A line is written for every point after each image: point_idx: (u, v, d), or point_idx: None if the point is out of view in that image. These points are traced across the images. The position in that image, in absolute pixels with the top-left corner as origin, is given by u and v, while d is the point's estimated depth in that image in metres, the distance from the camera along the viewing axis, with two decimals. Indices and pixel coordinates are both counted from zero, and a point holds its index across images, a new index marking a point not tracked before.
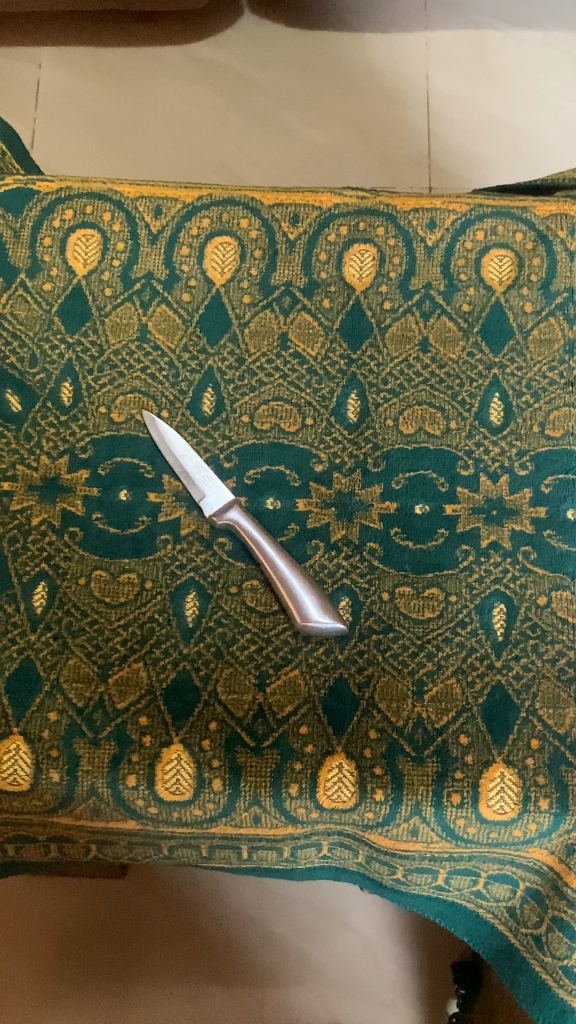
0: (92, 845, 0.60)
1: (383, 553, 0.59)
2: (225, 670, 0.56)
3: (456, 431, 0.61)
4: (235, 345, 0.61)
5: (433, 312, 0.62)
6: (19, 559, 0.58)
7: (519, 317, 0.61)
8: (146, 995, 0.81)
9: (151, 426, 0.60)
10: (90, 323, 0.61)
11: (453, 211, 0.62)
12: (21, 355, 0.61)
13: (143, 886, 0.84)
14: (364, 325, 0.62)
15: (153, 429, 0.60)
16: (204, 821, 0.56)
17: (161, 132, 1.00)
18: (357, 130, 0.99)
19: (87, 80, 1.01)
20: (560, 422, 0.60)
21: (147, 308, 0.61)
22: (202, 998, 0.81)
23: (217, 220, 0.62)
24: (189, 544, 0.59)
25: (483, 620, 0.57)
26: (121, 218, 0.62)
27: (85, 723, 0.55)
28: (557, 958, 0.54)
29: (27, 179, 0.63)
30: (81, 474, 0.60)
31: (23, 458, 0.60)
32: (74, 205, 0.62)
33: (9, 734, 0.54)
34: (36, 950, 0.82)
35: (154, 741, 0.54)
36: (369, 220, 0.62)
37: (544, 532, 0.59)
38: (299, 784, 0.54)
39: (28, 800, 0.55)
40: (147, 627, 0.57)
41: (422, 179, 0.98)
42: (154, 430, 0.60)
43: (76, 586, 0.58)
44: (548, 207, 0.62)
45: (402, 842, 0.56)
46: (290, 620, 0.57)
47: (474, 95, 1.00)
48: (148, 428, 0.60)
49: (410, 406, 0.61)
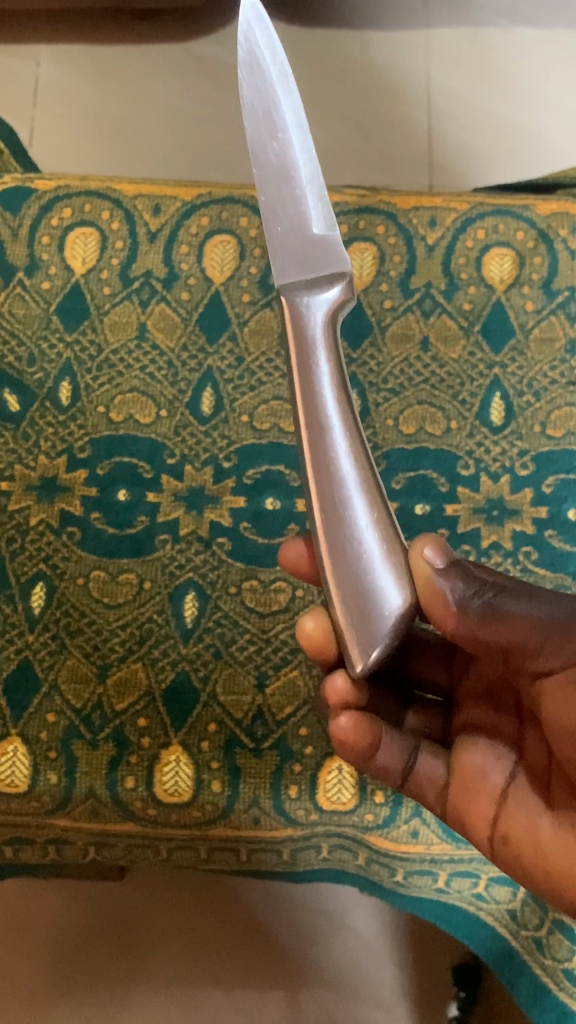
0: (90, 846, 0.58)
1: None
2: (224, 671, 0.56)
3: (456, 430, 0.60)
4: (235, 344, 0.61)
5: (433, 311, 0.61)
6: (17, 559, 0.58)
7: (520, 316, 0.61)
8: (144, 997, 0.80)
9: (306, 316, 0.43)
10: (89, 322, 0.61)
11: (454, 209, 0.62)
12: (19, 355, 0.61)
13: (140, 886, 0.84)
14: (364, 324, 0.61)
15: (310, 326, 0.43)
16: (204, 823, 0.55)
17: (160, 131, 1.00)
18: (356, 128, 0.99)
19: (87, 80, 1.01)
20: (561, 422, 0.60)
21: (146, 307, 0.61)
22: (199, 999, 0.79)
23: (216, 219, 0.62)
24: (189, 544, 0.59)
25: None
26: (120, 217, 0.62)
27: (83, 723, 0.55)
28: (558, 960, 0.54)
29: (25, 178, 0.62)
30: (79, 473, 0.60)
31: (21, 457, 0.60)
32: (73, 204, 0.62)
33: (7, 735, 0.55)
34: (34, 950, 0.82)
35: (152, 742, 0.55)
36: (369, 219, 0.62)
37: (546, 533, 0.59)
38: (298, 784, 0.54)
39: (26, 801, 0.55)
40: (146, 627, 0.57)
41: (422, 178, 0.98)
42: (291, 323, 0.43)
43: (73, 585, 0.58)
44: (549, 206, 0.62)
45: (402, 844, 0.55)
46: (355, 552, 0.39)
47: (477, 94, 1.00)
48: (284, 313, 0.43)
49: (410, 406, 0.61)
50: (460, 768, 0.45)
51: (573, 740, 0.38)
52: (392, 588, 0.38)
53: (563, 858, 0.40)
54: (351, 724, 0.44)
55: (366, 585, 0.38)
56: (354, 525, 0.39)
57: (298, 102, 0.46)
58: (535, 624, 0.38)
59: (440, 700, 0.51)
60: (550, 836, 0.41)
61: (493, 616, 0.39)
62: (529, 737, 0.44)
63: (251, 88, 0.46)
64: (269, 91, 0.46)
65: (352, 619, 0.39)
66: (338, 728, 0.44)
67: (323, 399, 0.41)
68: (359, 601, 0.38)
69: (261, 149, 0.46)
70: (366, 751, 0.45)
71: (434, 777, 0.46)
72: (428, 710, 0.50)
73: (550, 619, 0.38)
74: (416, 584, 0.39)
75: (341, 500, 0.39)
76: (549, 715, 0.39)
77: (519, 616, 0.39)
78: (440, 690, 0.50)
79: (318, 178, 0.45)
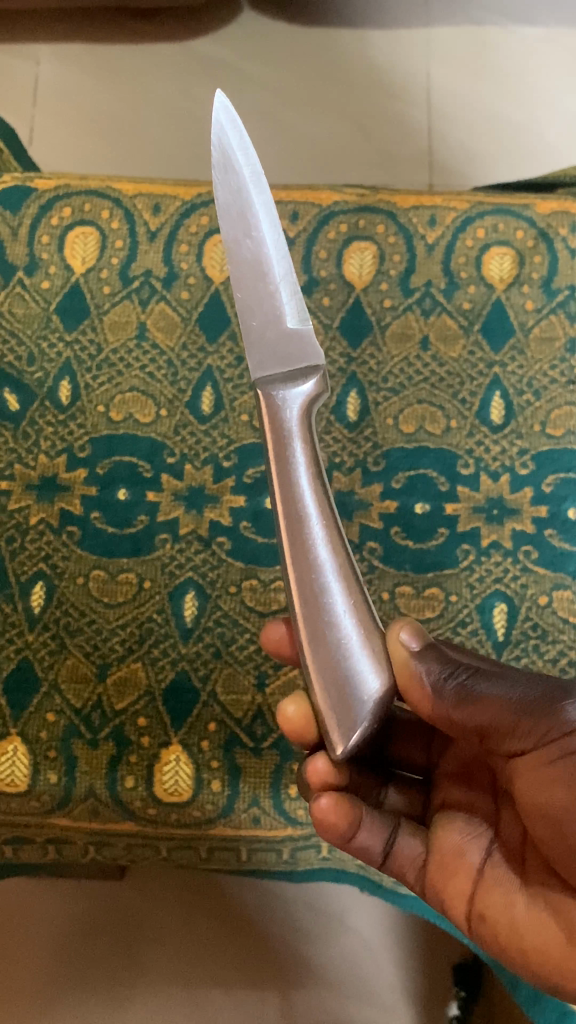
0: (90, 845, 0.57)
1: (383, 553, 0.59)
2: (224, 670, 0.56)
3: (456, 430, 0.60)
4: (235, 344, 0.61)
5: (433, 311, 0.61)
6: (17, 559, 0.58)
7: (520, 316, 0.61)
8: (144, 997, 0.80)
9: (283, 405, 0.41)
10: (88, 322, 0.61)
11: (454, 209, 0.62)
12: (19, 354, 0.61)
13: (141, 886, 0.84)
14: (364, 324, 0.61)
15: (286, 418, 0.41)
16: (204, 823, 0.55)
17: (160, 131, 1.00)
18: (356, 128, 0.99)
19: (87, 80, 1.01)
20: (561, 421, 0.60)
21: (146, 307, 0.61)
22: (200, 998, 0.79)
23: (216, 218, 0.62)
24: (188, 544, 0.58)
25: (483, 620, 0.57)
26: (119, 216, 0.62)
27: (83, 723, 0.55)
28: None
29: (25, 178, 0.62)
30: (79, 473, 0.59)
31: (21, 457, 0.60)
32: (73, 204, 0.62)
33: (7, 735, 0.55)
34: (35, 950, 0.82)
35: (152, 741, 0.55)
36: (369, 218, 0.62)
37: (545, 532, 0.59)
38: (298, 785, 0.55)
39: (26, 801, 0.55)
40: (146, 626, 0.57)
41: (423, 178, 0.98)
42: (266, 403, 0.41)
43: (73, 585, 0.58)
44: (549, 205, 0.62)
45: None
46: (334, 640, 0.38)
47: (477, 93, 1.00)
48: (260, 403, 0.42)
49: (410, 405, 0.61)
50: (439, 847, 0.45)
51: (544, 816, 0.38)
52: (371, 675, 0.38)
53: (537, 937, 0.39)
54: (332, 805, 0.43)
55: (345, 674, 0.38)
56: (332, 614, 0.38)
57: (271, 197, 0.46)
58: (509, 704, 0.38)
59: (419, 778, 0.50)
60: (524, 914, 0.40)
61: (469, 700, 0.39)
62: (506, 817, 0.44)
63: (223, 187, 0.45)
64: (242, 188, 0.45)
65: (332, 708, 0.38)
66: (319, 809, 0.44)
67: (299, 484, 0.39)
68: (339, 690, 0.38)
69: (234, 246, 0.45)
70: (347, 835, 0.44)
71: (414, 857, 0.46)
72: (409, 787, 0.50)
73: (525, 700, 0.38)
74: (394, 665, 0.40)
75: (321, 586, 0.38)
76: (522, 796, 0.39)
77: (493, 697, 0.39)
78: (419, 769, 0.50)
79: (292, 275, 0.45)
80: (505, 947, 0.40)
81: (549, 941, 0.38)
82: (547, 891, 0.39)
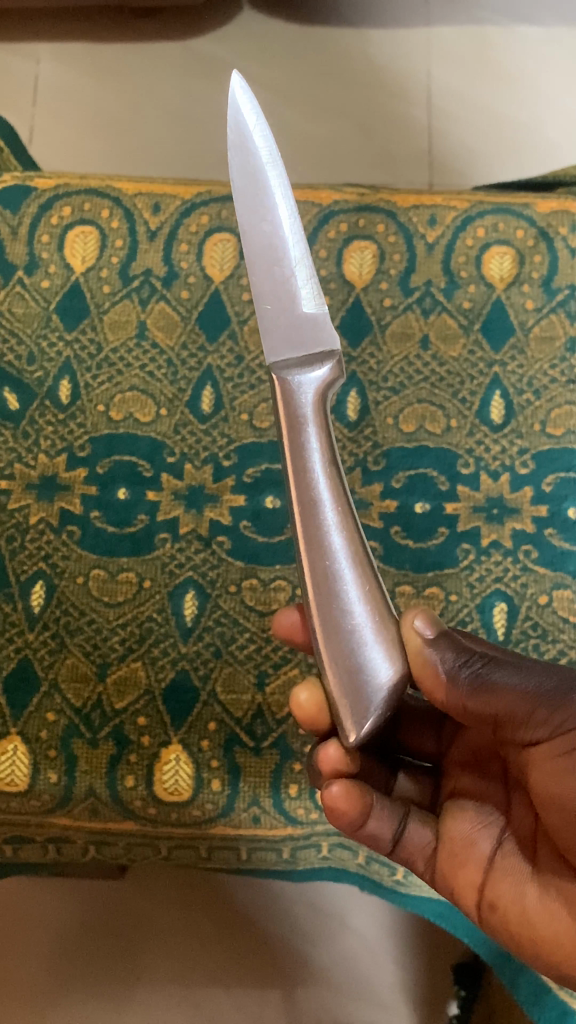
0: (90, 845, 0.57)
1: (383, 552, 0.59)
2: (224, 670, 0.56)
3: (456, 430, 0.60)
4: (235, 343, 0.61)
5: (433, 310, 0.61)
6: (17, 558, 0.58)
7: (520, 315, 0.61)
8: (143, 997, 0.80)
9: (298, 389, 0.42)
10: (88, 322, 0.61)
11: (454, 208, 0.62)
12: (19, 353, 0.61)
13: (140, 886, 0.84)
14: (364, 324, 0.61)
15: (301, 402, 0.41)
16: (204, 822, 0.55)
17: (160, 130, 1.00)
18: (357, 127, 0.99)
19: (87, 79, 1.01)
20: (561, 420, 0.60)
21: (146, 306, 0.61)
22: (199, 999, 0.79)
23: (216, 217, 0.62)
24: (188, 543, 0.58)
25: (483, 619, 0.57)
26: (119, 216, 0.62)
27: (83, 723, 0.55)
28: None
29: (25, 177, 0.62)
30: (79, 473, 0.59)
31: (21, 457, 0.60)
32: (72, 203, 0.62)
33: (7, 735, 0.55)
34: (34, 949, 0.82)
35: (152, 741, 0.55)
36: (369, 217, 0.62)
37: (545, 532, 0.59)
38: (299, 784, 0.55)
39: (26, 801, 0.55)
40: (146, 626, 0.57)
41: (423, 177, 0.98)
42: (281, 389, 0.42)
43: (73, 585, 0.58)
44: (549, 205, 0.62)
45: None
46: (347, 629, 0.38)
47: (477, 92, 1.00)
48: (275, 388, 0.42)
49: (410, 405, 0.61)
50: (449, 837, 0.45)
51: (557, 806, 0.38)
52: (383, 663, 0.38)
53: (548, 926, 0.39)
54: (343, 794, 0.43)
55: (357, 660, 0.38)
56: (345, 601, 0.38)
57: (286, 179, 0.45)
58: (525, 694, 0.38)
59: (429, 766, 0.50)
60: (535, 903, 0.40)
61: (484, 689, 0.39)
62: (516, 807, 0.44)
63: (239, 169, 0.45)
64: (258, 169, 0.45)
65: (344, 695, 0.38)
66: (330, 797, 0.43)
67: (314, 472, 0.40)
68: (351, 676, 0.38)
69: (250, 226, 0.44)
70: (358, 823, 0.44)
71: (424, 844, 0.46)
72: (419, 775, 0.50)
73: (540, 690, 0.38)
74: (407, 652, 0.41)
75: (334, 574, 0.38)
76: (536, 785, 0.39)
77: (508, 688, 0.39)
78: (429, 758, 0.50)
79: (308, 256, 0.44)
80: (516, 936, 0.41)
81: (560, 930, 0.38)
82: (559, 882, 0.39)
